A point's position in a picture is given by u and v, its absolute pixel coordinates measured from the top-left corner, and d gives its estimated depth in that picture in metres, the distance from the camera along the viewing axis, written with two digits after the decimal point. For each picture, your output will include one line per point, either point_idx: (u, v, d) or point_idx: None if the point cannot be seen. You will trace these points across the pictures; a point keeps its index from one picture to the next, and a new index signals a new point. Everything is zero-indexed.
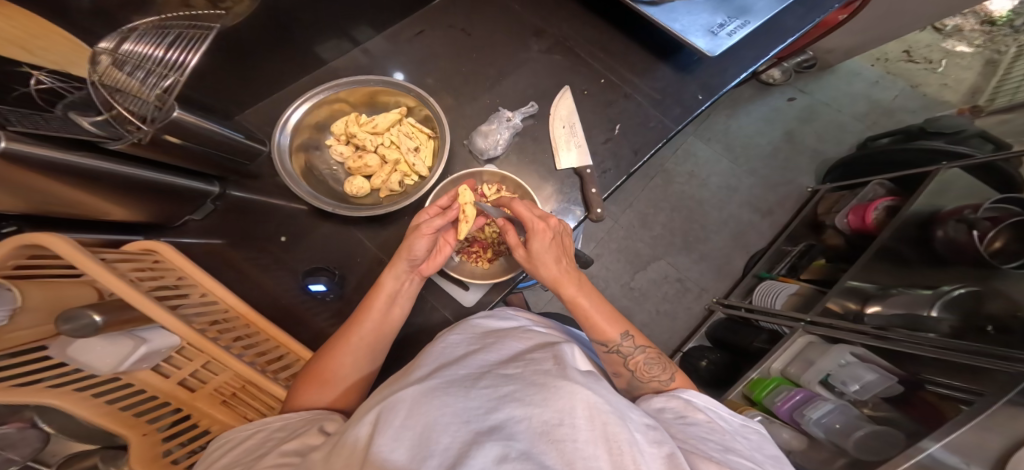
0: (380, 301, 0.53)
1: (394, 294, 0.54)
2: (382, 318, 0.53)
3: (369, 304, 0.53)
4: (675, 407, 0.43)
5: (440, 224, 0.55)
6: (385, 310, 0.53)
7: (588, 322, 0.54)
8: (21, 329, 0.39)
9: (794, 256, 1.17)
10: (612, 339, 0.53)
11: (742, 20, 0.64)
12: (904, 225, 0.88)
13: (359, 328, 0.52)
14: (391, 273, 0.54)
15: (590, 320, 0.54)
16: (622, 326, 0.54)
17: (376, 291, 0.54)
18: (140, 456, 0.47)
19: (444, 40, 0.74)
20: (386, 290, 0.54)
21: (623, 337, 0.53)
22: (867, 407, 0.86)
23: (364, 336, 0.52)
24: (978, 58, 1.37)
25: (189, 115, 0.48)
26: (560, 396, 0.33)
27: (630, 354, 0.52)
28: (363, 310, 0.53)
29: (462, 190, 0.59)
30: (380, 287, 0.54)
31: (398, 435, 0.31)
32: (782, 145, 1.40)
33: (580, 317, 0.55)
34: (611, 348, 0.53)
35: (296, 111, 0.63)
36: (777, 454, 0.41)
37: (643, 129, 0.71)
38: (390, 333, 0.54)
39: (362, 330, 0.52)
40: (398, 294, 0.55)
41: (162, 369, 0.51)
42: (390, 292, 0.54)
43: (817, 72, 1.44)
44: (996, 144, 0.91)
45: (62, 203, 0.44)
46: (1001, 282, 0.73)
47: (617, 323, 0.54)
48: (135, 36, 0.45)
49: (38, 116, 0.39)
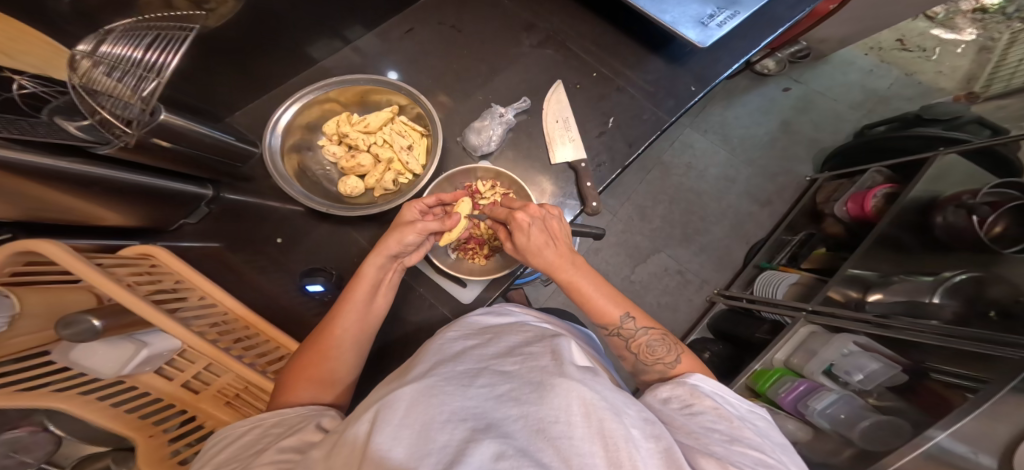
0: (363, 291, 0.53)
1: (377, 284, 0.54)
2: (365, 310, 0.53)
3: (351, 295, 0.52)
4: (681, 395, 0.44)
5: (436, 227, 0.55)
6: (369, 300, 0.53)
7: (588, 304, 0.54)
8: (21, 335, 0.40)
9: (794, 246, 1.17)
10: (613, 320, 0.54)
11: (732, 10, 0.63)
12: (904, 212, 0.87)
13: (343, 320, 0.52)
14: (374, 260, 0.53)
15: (591, 303, 0.54)
16: (623, 306, 0.54)
17: (357, 281, 0.53)
18: (146, 458, 0.47)
19: (434, 37, 0.74)
20: (368, 280, 0.53)
21: (623, 319, 0.53)
22: (872, 397, 0.86)
23: (349, 328, 0.52)
24: (973, 45, 1.35)
25: (177, 118, 0.49)
26: (557, 394, 0.33)
27: (632, 336, 0.53)
28: (344, 302, 0.52)
29: (462, 199, 0.63)
30: (362, 277, 0.53)
31: (397, 433, 0.31)
32: (781, 135, 1.39)
33: (580, 299, 0.55)
34: (612, 331, 0.54)
35: (286, 112, 0.64)
36: (785, 442, 0.41)
37: (637, 121, 0.71)
38: (374, 324, 0.54)
39: (343, 318, 0.52)
40: (381, 283, 0.55)
41: (164, 372, 0.52)
42: (373, 278, 0.53)
43: (813, 62, 1.43)
44: (994, 130, 0.90)
45: (54, 210, 0.45)
46: (1002, 268, 0.73)
47: (620, 303, 0.54)
48: (112, 37, 0.44)
49: (25, 122, 0.40)
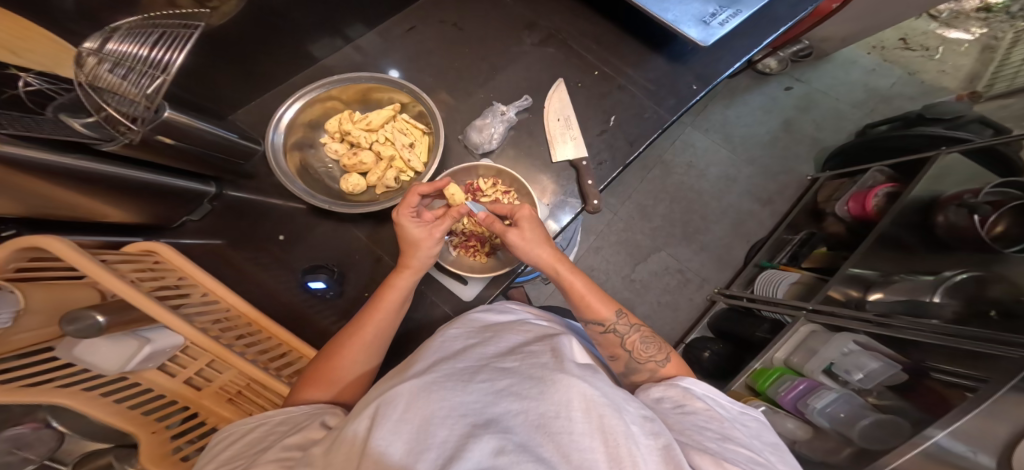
0: (393, 301, 0.53)
1: (406, 296, 0.55)
2: (393, 319, 0.54)
3: (380, 304, 0.53)
4: (674, 396, 0.44)
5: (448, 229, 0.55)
6: (397, 310, 0.54)
7: (581, 301, 0.54)
8: (24, 331, 0.40)
9: (795, 245, 1.16)
10: (607, 318, 0.54)
11: (734, 9, 0.63)
12: (907, 211, 0.87)
13: (372, 326, 0.52)
14: (407, 273, 0.54)
15: (585, 299, 0.54)
16: (615, 304, 0.55)
17: (386, 289, 0.54)
18: (149, 453, 0.48)
19: (436, 35, 0.74)
20: (400, 290, 0.54)
21: (617, 315, 0.54)
22: (872, 396, 0.86)
23: (376, 335, 0.52)
24: (976, 44, 1.34)
25: (180, 115, 0.49)
26: (556, 390, 0.34)
27: (625, 334, 0.53)
28: (372, 309, 0.53)
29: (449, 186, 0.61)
30: (393, 287, 0.54)
31: (397, 428, 0.31)
32: (782, 134, 1.39)
33: (575, 298, 0.55)
34: (606, 328, 0.54)
35: (289, 110, 0.64)
36: (776, 442, 0.41)
37: (638, 120, 0.71)
38: (392, 331, 0.54)
39: (372, 327, 0.52)
40: (409, 294, 0.56)
41: (168, 368, 0.52)
42: (403, 290, 0.54)
43: (815, 61, 1.42)
44: (995, 129, 0.89)
45: (59, 207, 0.45)
46: (1004, 266, 0.73)
47: (611, 301, 0.55)
48: (118, 35, 0.44)
49: (31, 119, 0.40)
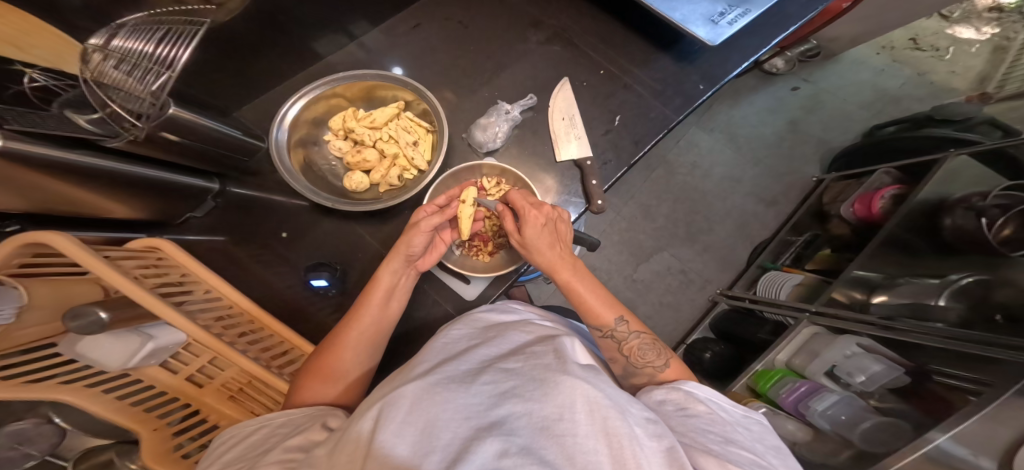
0: (378, 296, 0.53)
1: (392, 288, 0.55)
2: (384, 314, 0.53)
3: (366, 300, 0.53)
4: (676, 399, 0.44)
5: (438, 221, 0.55)
6: (384, 303, 0.54)
7: (582, 305, 0.56)
8: (27, 327, 0.40)
9: (799, 246, 1.18)
10: (607, 323, 0.54)
11: (743, 8, 0.62)
12: (915, 213, 0.87)
13: (359, 324, 0.52)
14: (393, 266, 0.54)
15: (585, 305, 0.55)
16: (617, 311, 0.55)
17: (374, 285, 0.54)
18: (151, 450, 0.48)
19: (441, 32, 0.74)
20: (384, 284, 0.54)
21: (617, 322, 0.54)
22: (873, 398, 0.85)
23: (364, 332, 0.52)
24: (987, 45, 1.33)
25: (185, 111, 0.48)
26: (560, 391, 0.33)
27: (625, 339, 0.53)
28: (362, 305, 0.53)
29: (467, 186, 0.62)
30: (377, 282, 0.54)
31: (400, 430, 0.31)
32: (787, 135, 1.38)
33: (575, 300, 0.56)
34: (605, 332, 0.54)
35: (293, 107, 0.63)
36: (779, 445, 0.41)
37: (644, 119, 0.71)
38: (389, 327, 0.54)
39: (362, 325, 0.52)
40: (396, 287, 0.55)
41: (169, 364, 0.52)
42: (389, 286, 0.54)
43: (821, 61, 1.41)
44: (1004, 131, 0.89)
45: (62, 202, 0.45)
46: (1011, 269, 0.72)
47: (613, 307, 0.55)
48: (124, 32, 0.44)
49: (35, 114, 0.39)
